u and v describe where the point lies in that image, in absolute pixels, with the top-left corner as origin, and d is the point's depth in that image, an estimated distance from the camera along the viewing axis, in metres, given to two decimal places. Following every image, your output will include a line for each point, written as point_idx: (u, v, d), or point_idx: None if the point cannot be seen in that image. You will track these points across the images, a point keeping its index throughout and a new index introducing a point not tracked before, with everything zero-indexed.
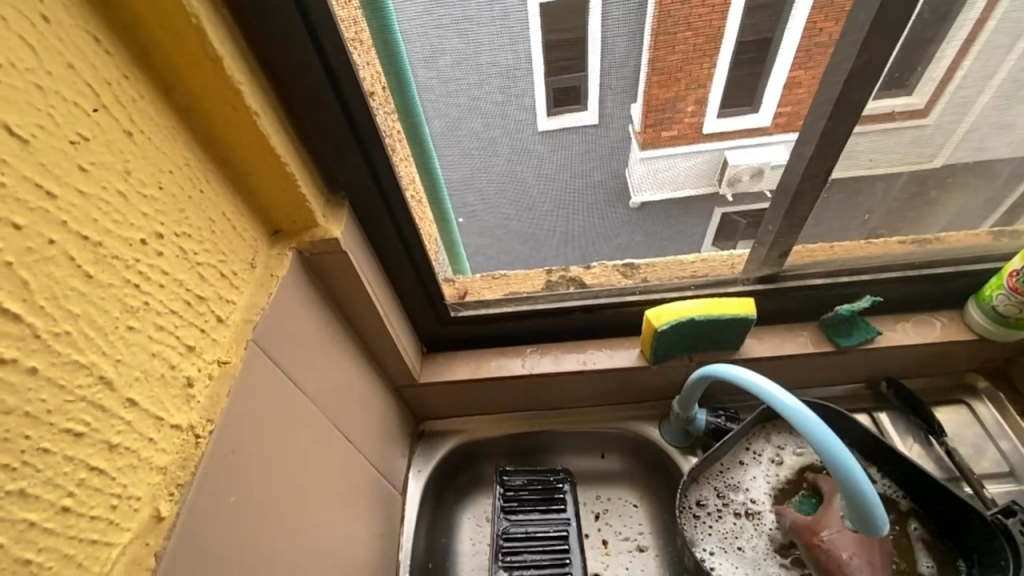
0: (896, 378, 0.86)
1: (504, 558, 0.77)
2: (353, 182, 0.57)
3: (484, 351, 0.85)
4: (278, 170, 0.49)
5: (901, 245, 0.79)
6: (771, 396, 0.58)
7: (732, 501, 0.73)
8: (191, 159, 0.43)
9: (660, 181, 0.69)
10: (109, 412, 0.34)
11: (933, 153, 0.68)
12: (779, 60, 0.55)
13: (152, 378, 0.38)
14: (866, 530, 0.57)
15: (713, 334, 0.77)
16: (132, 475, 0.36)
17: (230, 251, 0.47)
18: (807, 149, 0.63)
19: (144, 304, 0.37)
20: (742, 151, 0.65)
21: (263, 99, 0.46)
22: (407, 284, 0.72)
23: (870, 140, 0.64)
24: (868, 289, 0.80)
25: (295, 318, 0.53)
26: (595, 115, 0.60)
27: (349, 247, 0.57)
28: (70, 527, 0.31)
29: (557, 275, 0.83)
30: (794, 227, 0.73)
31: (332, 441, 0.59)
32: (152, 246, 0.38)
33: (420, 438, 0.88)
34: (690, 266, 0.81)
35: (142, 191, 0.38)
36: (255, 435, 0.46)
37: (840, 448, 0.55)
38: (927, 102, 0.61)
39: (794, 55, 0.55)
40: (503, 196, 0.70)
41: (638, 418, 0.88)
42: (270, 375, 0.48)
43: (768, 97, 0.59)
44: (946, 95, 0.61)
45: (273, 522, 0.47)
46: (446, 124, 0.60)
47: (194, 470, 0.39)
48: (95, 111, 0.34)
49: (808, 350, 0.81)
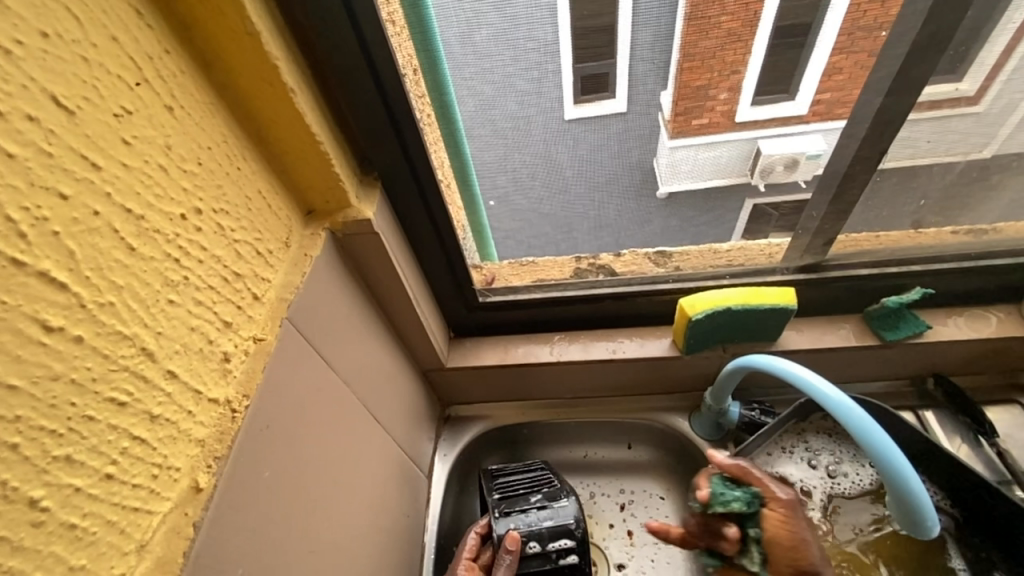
0: (945, 375, 0.82)
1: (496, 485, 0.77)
2: (385, 161, 0.56)
3: (511, 337, 0.84)
4: (312, 148, 0.48)
5: (954, 236, 0.74)
6: (818, 391, 0.55)
7: None
8: (229, 136, 0.43)
9: (695, 170, 0.67)
10: (151, 383, 0.34)
11: (992, 137, 0.63)
12: (820, 43, 0.52)
13: (191, 352, 0.38)
14: (915, 531, 0.54)
15: (749, 325, 0.75)
16: (172, 446, 0.36)
17: (266, 229, 0.47)
18: (860, 129, 0.59)
19: (184, 279, 0.38)
20: (777, 141, 0.62)
21: (300, 76, 0.46)
22: (437, 267, 0.71)
23: (921, 127, 0.60)
24: (918, 281, 0.75)
25: (327, 296, 0.53)
26: (624, 102, 0.59)
27: (381, 229, 0.57)
28: (113, 494, 0.32)
29: (587, 262, 0.81)
30: (841, 214, 0.69)
31: (362, 422, 0.59)
32: (192, 221, 0.39)
33: (447, 422, 0.88)
34: (725, 254, 0.79)
35: (182, 166, 0.38)
36: (289, 412, 0.46)
37: (892, 448, 0.52)
38: (979, 88, 0.57)
39: (837, 39, 0.52)
40: (536, 178, 0.69)
41: (666, 409, 0.86)
42: (303, 352, 0.49)
43: (807, 83, 0.56)
44: (999, 82, 0.57)
45: (304, 498, 0.47)
46: (479, 103, 0.59)
47: (230, 443, 0.39)
48: (137, 85, 0.34)
49: (850, 343, 0.77)
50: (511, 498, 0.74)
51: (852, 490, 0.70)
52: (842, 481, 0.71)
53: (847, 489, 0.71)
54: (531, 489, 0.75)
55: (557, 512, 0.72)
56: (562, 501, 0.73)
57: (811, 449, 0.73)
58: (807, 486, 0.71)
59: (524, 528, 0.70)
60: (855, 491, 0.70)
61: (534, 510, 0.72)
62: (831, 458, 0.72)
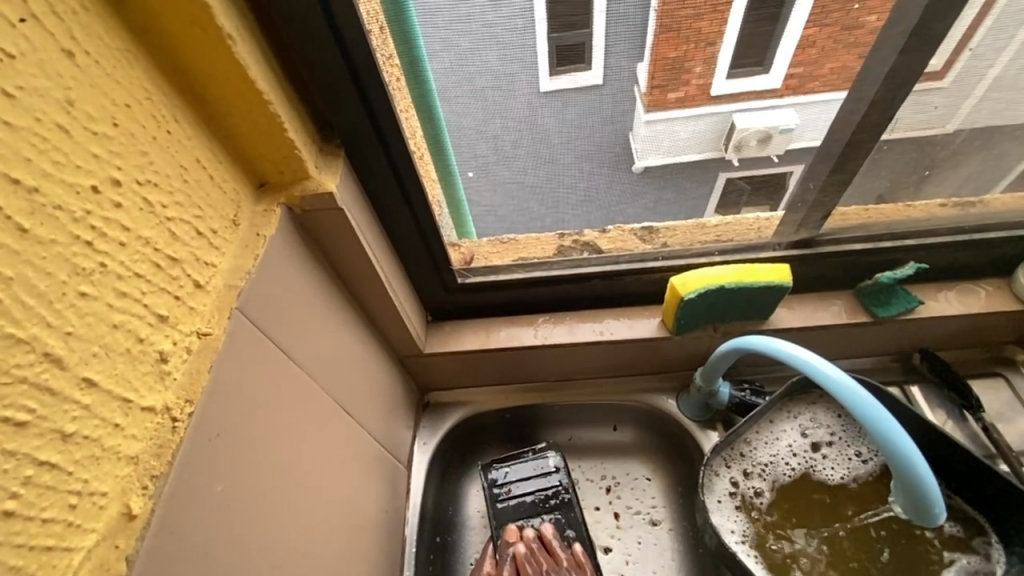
0: (931, 350, 0.81)
1: (489, 477, 0.75)
2: (349, 126, 0.50)
3: (493, 319, 0.79)
4: (260, 108, 0.41)
5: (943, 208, 0.72)
6: (830, 379, 0.52)
7: (735, 468, 0.69)
8: (154, 93, 0.36)
9: (665, 146, 0.62)
10: (60, 395, 0.28)
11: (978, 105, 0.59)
12: (793, 19, 0.49)
13: (115, 354, 0.32)
14: (920, 519, 0.53)
15: (741, 304, 0.71)
16: (95, 469, 0.30)
17: (208, 205, 0.40)
18: (870, 90, 0.54)
19: (101, 266, 0.31)
20: (751, 114, 0.57)
21: (239, 19, 0.38)
22: (410, 245, 0.65)
23: (913, 108, 0.58)
24: (912, 256, 0.73)
25: (285, 281, 0.47)
26: (599, 74, 0.54)
27: (346, 204, 0.50)
28: (16, 535, 0.26)
29: (570, 240, 0.76)
30: (842, 184, 0.65)
31: (332, 420, 0.54)
32: (107, 195, 0.32)
33: (426, 409, 0.83)
34: (714, 230, 0.74)
35: (90, 127, 0.31)
36: (245, 416, 0.40)
37: (907, 440, 0.50)
38: (945, 64, 0.53)
39: (810, 14, 0.49)
40: (519, 146, 0.61)
41: (653, 390, 0.83)
42: (257, 347, 0.43)
43: (781, 55, 0.52)
44: (981, 48, 0.53)
45: (264, 513, 0.42)
46: (456, 58, 0.51)
47: (171, 459, 0.34)
48: (22, 22, 0.27)
49: (843, 320, 0.75)
50: (510, 479, 0.75)
51: (843, 474, 0.69)
52: (830, 460, 0.69)
53: (840, 471, 0.69)
54: (518, 459, 0.76)
55: (543, 484, 0.75)
56: (548, 476, 0.75)
57: (806, 426, 0.71)
58: (797, 465, 0.69)
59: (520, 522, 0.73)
60: (847, 472, 0.69)
61: (520, 493, 0.74)
62: (830, 442, 0.70)
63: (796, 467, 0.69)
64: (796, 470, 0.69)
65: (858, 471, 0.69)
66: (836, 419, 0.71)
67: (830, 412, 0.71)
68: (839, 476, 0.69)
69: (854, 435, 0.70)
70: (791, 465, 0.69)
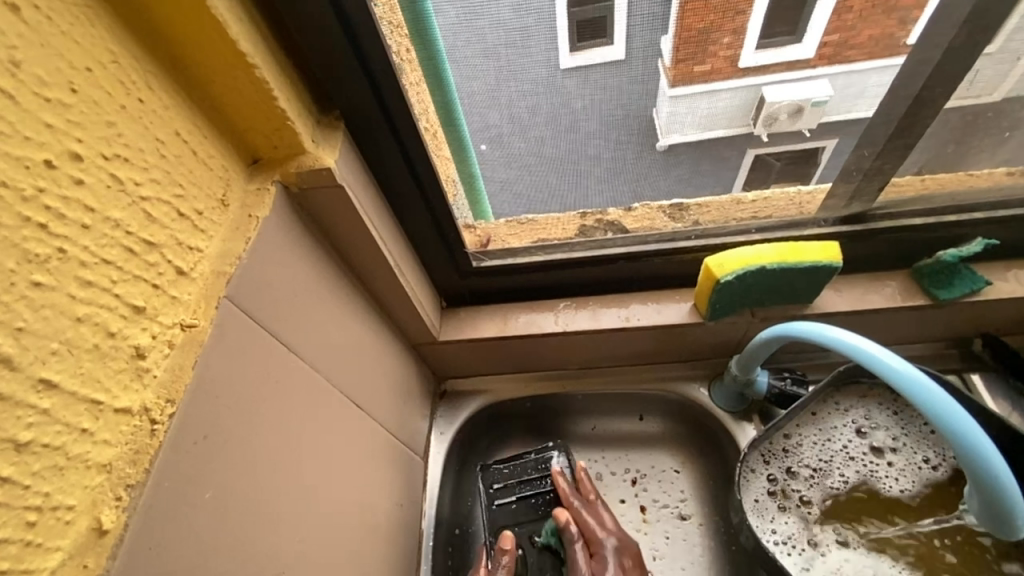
0: (996, 335, 0.73)
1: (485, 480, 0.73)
2: (348, 95, 0.45)
3: (510, 306, 0.75)
4: (246, 74, 0.37)
5: (1009, 177, 0.62)
6: (890, 370, 0.46)
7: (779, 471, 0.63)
8: (120, 52, 0.31)
9: (695, 120, 0.55)
10: (12, 400, 0.25)
11: None
12: None
13: (81, 350, 0.28)
14: (998, 529, 0.47)
15: (782, 286, 0.65)
16: (59, 480, 0.27)
17: (191, 183, 0.37)
18: (944, 41, 0.46)
19: (59, 253, 0.27)
20: (782, 87, 0.51)
21: None
22: (420, 224, 0.61)
23: (995, 63, 0.49)
24: (980, 231, 0.65)
25: (280, 266, 0.43)
26: (621, 50, 0.48)
27: (346, 181, 0.46)
28: None
29: (593, 219, 0.70)
30: (902, 152, 0.58)
31: (339, 412, 0.51)
32: (66, 170, 0.28)
33: (443, 398, 0.80)
34: (750, 206, 0.68)
35: (43, 93, 0.27)
36: (238, 414, 0.37)
37: (987, 443, 0.43)
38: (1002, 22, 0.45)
39: None
40: (538, 114, 0.55)
41: (683, 378, 0.78)
42: (252, 338, 0.39)
43: (815, 22, 0.46)
44: None
45: (262, 517, 0.39)
46: (466, 13, 0.46)
47: (149, 466, 0.30)
48: None
49: (897, 304, 0.68)
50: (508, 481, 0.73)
51: (905, 487, 0.62)
52: (895, 469, 0.63)
53: (903, 484, 0.62)
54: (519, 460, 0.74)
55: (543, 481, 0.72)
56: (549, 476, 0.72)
57: (856, 421, 0.65)
58: (853, 475, 0.63)
59: (516, 529, 0.70)
60: (913, 484, 0.62)
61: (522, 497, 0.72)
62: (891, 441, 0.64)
63: (859, 475, 0.63)
64: (851, 481, 0.63)
65: (928, 479, 0.62)
66: (893, 418, 0.64)
67: (885, 409, 0.64)
68: (900, 490, 0.62)
69: (918, 439, 0.64)
70: (847, 476, 0.63)
